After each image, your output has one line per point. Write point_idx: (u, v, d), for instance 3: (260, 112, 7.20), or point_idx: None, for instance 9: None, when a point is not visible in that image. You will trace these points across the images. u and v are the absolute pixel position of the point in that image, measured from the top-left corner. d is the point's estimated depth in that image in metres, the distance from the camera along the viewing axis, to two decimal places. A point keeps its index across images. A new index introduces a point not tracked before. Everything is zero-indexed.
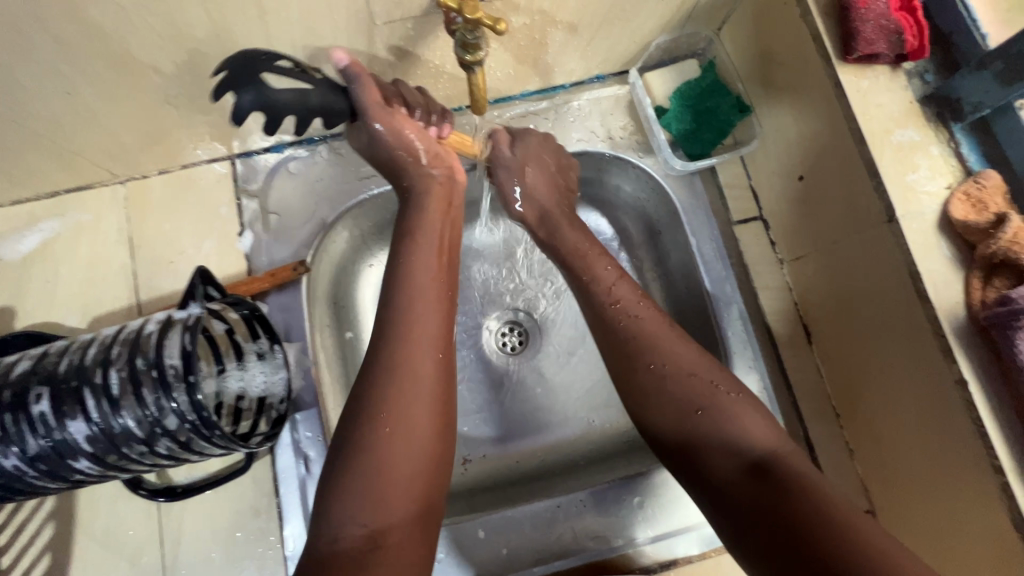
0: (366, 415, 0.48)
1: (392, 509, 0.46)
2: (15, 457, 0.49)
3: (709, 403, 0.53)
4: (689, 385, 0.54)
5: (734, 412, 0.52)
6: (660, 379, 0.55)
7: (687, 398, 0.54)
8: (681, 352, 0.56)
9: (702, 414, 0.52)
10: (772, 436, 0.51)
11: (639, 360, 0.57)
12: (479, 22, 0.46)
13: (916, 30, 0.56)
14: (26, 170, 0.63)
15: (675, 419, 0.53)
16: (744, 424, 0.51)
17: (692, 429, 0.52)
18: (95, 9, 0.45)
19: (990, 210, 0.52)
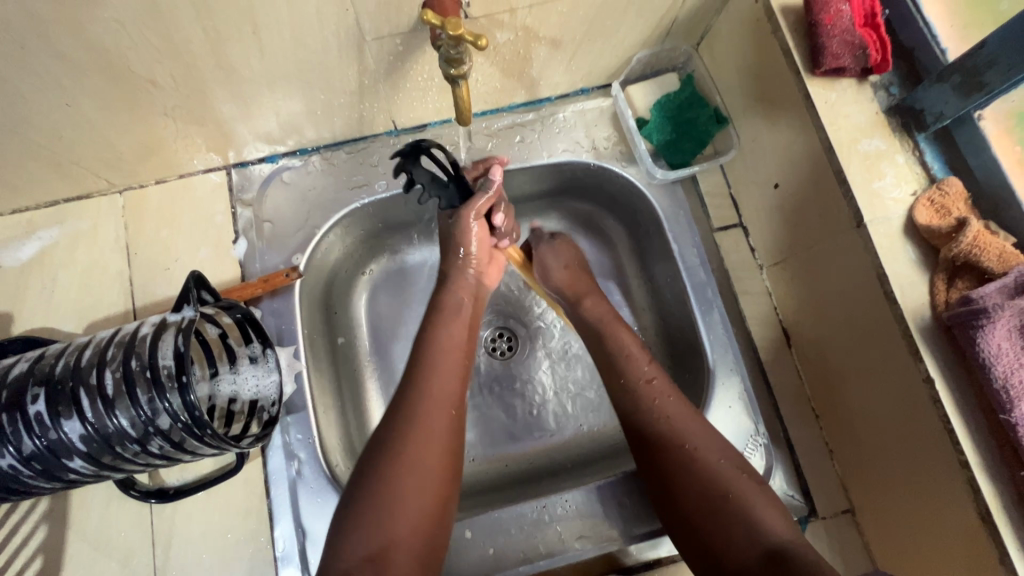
0: (379, 450, 0.52)
1: (397, 539, 0.49)
2: (10, 457, 0.50)
3: (736, 489, 0.54)
4: (718, 472, 0.55)
5: (758, 500, 0.53)
6: (685, 459, 0.57)
7: (713, 482, 0.55)
8: (709, 437, 0.58)
9: (730, 499, 0.53)
10: (787, 526, 0.51)
11: (666, 440, 0.58)
12: (461, 39, 0.48)
13: (879, 45, 0.59)
14: (26, 179, 0.65)
15: (695, 501, 0.55)
16: (766, 517, 0.52)
17: (716, 514, 0.53)
18: (95, 25, 0.47)
19: (953, 215, 0.55)
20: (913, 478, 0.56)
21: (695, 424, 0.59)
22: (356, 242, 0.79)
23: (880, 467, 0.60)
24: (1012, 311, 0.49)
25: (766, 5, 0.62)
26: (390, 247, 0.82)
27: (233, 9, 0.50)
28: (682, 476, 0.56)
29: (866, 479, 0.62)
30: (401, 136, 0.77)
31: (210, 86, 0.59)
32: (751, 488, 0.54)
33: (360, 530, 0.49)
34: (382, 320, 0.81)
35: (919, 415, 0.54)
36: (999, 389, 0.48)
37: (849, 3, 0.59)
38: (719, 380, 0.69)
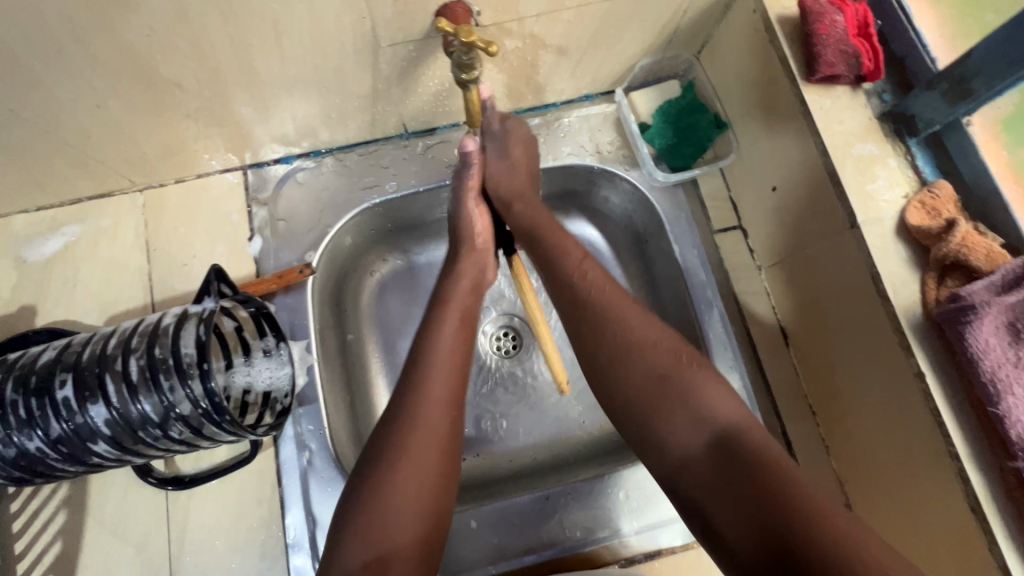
0: (381, 451, 0.52)
1: (398, 546, 0.48)
2: (39, 439, 0.52)
3: (673, 372, 0.53)
4: (657, 356, 0.54)
5: (698, 377, 0.53)
6: (626, 351, 0.55)
7: (652, 368, 0.54)
8: (648, 323, 0.57)
9: (669, 385, 0.52)
10: (737, 410, 0.51)
11: (605, 332, 0.57)
12: (472, 45, 0.51)
13: (872, 54, 0.61)
14: (52, 177, 0.67)
15: (637, 394, 0.53)
16: (708, 394, 0.52)
17: (659, 400, 0.52)
18: (129, 31, 0.50)
19: (942, 216, 0.57)
20: (904, 470, 0.58)
21: (643, 322, 0.57)
22: (365, 242, 0.81)
23: (874, 461, 0.62)
24: (998, 308, 0.51)
25: (764, 15, 0.65)
26: (399, 247, 0.84)
27: (259, 17, 0.53)
28: (624, 368, 0.55)
29: (862, 474, 0.64)
30: (411, 139, 0.79)
31: (232, 89, 0.62)
32: (691, 373, 0.53)
33: (360, 538, 0.48)
34: (390, 318, 0.83)
35: (911, 409, 0.55)
36: (988, 382, 0.50)
37: (843, 14, 0.62)
38: None
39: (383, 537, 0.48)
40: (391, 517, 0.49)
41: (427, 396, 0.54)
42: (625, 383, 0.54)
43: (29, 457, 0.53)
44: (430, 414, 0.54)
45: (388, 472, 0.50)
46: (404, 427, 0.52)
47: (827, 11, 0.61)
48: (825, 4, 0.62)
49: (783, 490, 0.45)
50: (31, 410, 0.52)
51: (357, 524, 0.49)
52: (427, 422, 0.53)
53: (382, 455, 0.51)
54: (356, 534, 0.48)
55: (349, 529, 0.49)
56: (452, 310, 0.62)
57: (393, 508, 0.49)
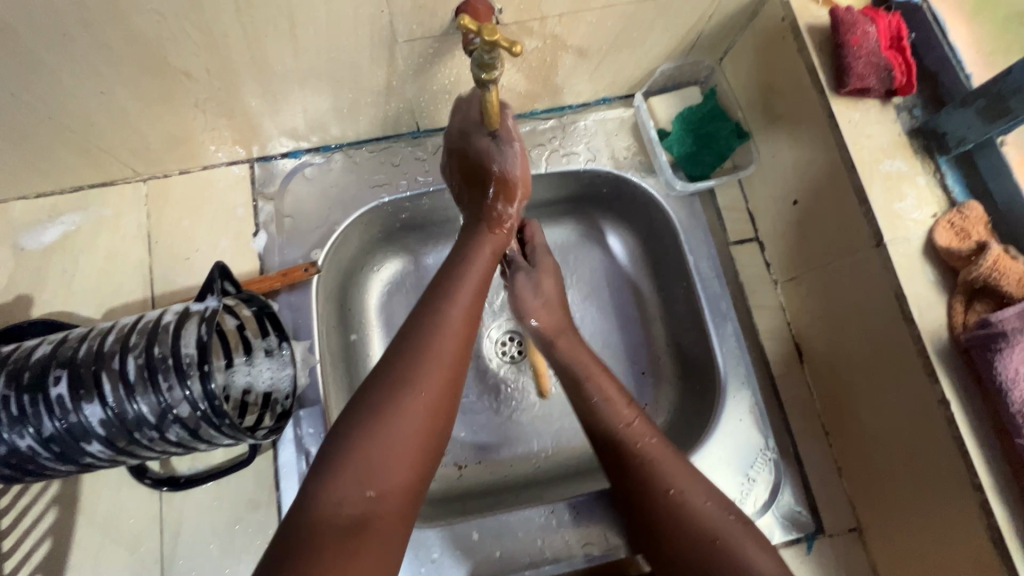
0: (389, 383, 0.49)
1: (392, 485, 0.46)
2: (30, 437, 0.51)
3: (722, 533, 0.52)
4: (704, 521, 0.53)
5: (744, 541, 0.51)
6: (674, 511, 0.54)
7: (697, 531, 0.52)
8: (695, 482, 0.55)
9: (717, 543, 0.51)
10: (776, 571, 0.50)
11: (654, 488, 0.56)
12: (495, 44, 0.48)
13: (904, 68, 0.60)
14: (53, 163, 0.65)
15: (676, 526, 0.53)
16: (755, 558, 0.50)
17: (707, 558, 0.51)
18: (139, 16, 0.48)
19: (972, 239, 0.55)
20: (924, 498, 0.56)
21: (690, 480, 0.55)
22: (372, 241, 0.79)
23: (890, 485, 0.60)
24: None
25: (793, 24, 0.63)
26: (406, 246, 0.82)
27: (274, 6, 0.51)
28: (667, 528, 0.54)
29: (878, 498, 0.62)
30: (423, 137, 0.78)
31: (243, 80, 0.60)
32: (734, 532, 0.52)
33: (359, 467, 0.45)
34: (395, 317, 0.80)
35: (930, 436, 0.54)
36: (1016, 414, 0.49)
37: (875, 25, 0.60)
38: (731, 396, 0.68)
39: (380, 472, 0.46)
40: (391, 451, 0.46)
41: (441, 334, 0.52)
42: (676, 547, 0.53)
43: (20, 455, 0.51)
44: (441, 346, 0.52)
45: (394, 403, 0.48)
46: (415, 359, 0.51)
47: (859, 22, 0.60)
48: (858, 14, 0.60)
49: None
50: (23, 407, 0.50)
51: (356, 452, 0.46)
52: (440, 357, 0.51)
53: (379, 394, 0.49)
54: (349, 463, 0.45)
55: (343, 455, 0.46)
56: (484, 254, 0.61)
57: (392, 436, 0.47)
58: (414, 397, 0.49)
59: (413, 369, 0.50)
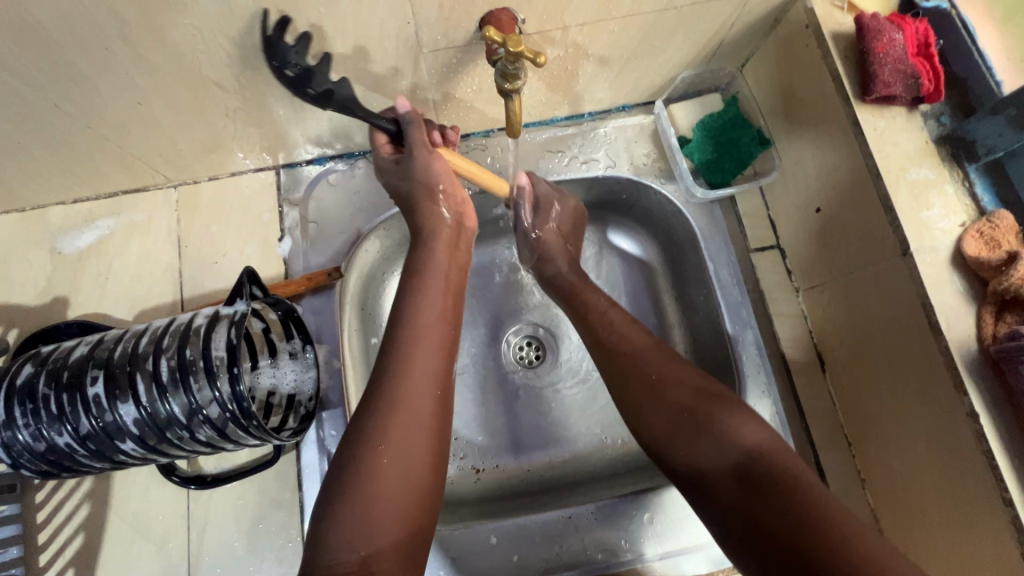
0: (366, 446, 0.50)
1: (384, 539, 0.47)
2: (68, 435, 0.53)
3: (697, 407, 0.55)
4: (677, 396, 0.56)
5: (721, 409, 0.54)
6: (653, 389, 0.58)
7: (676, 408, 0.56)
8: (670, 364, 0.59)
9: (692, 416, 0.54)
10: (763, 436, 0.52)
11: (634, 373, 0.59)
12: (520, 55, 0.49)
13: (932, 75, 0.59)
14: (89, 170, 0.68)
15: (654, 405, 0.57)
16: (735, 423, 0.52)
17: (687, 430, 0.54)
18: (175, 29, 0.50)
19: (1002, 247, 0.54)
20: (949, 510, 0.55)
21: (670, 366, 0.59)
22: (393, 245, 0.80)
23: (915, 499, 0.59)
24: None
25: (818, 31, 0.62)
26: None
27: (304, 18, 0.52)
28: (648, 409, 0.57)
29: (903, 511, 0.61)
30: None
31: (272, 90, 0.62)
32: (710, 406, 0.54)
33: (347, 528, 0.46)
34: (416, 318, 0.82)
35: (958, 449, 0.53)
36: None
37: (902, 32, 0.60)
38: (751, 404, 0.68)
39: (370, 532, 0.47)
40: (377, 511, 0.48)
41: (407, 386, 0.53)
42: (656, 430, 0.56)
43: (58, 452, 0.53)
44: (414, 399, 0.52)
45: (373, 462, 0.49)
46: (388, 417, 0.51)
47: (885, 29, 0.59)
48: (884, 21, 0.60)
49: (813, 520, 0.45)
50: (62, 405, 0.52)
51: (343, 515, 0.47)
52: (411, 407, 0.52)
53: (359, 452, 0.50)
54: (338, 524, 0.47)
55: (333, 520, 0.47)
56: (434, 278, 0.60)
57: (375, 496, 0.48)
58: (388, 454, 0.50)
59: (384, 426, 0.51)
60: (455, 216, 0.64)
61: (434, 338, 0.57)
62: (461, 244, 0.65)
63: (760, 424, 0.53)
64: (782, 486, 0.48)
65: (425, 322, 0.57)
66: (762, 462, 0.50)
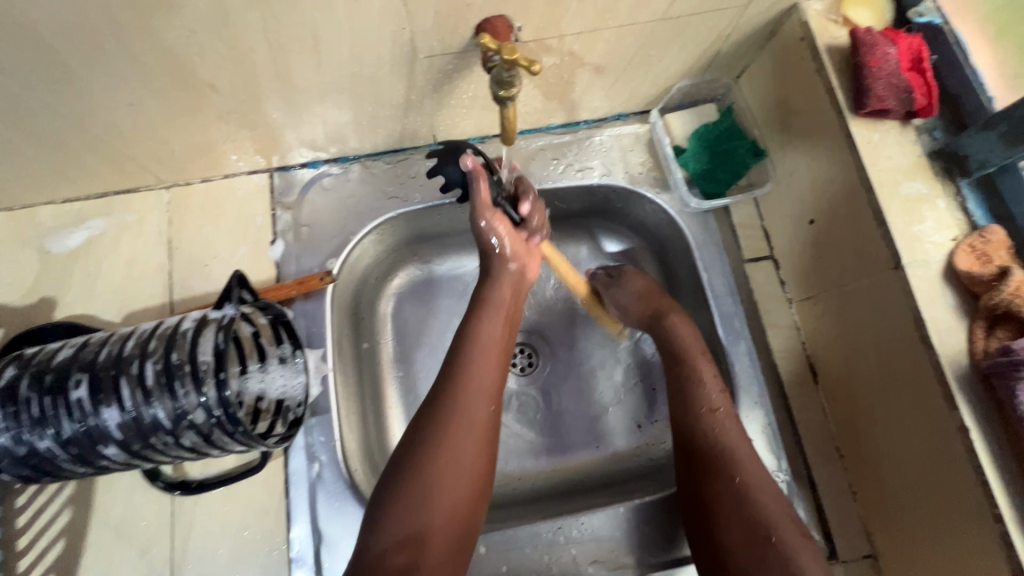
0: (422, 446, 0.54)
1: (432, 530, 0.52)
2: (49, 439, 0.52)
3: (778, 533, 0.55)
4: (763, 513, 0.56)
5: (800, 546, 0.54)
6: (739, 495, 0.58)
7: (756, 527, 0.56)
8: (758, 473, 0.59)
9: (775, 540, 0.54)
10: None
11: (723, 474, 0.59)
12: (515, 63, 0.50)
13: (924, 90, 0.60)
14: (80, 170, 0.67)
15: (738, 512, 0.57)
16: (804, 559, 0.53)
17: (760, 551, 0.54)
18: (170, 32, 0.50)
19: (994, 262, 0.54)
20: (938, 525, 0.55)
21: (757, 471, 0.59)
22: (387, 250, 0.80)
23: (905, 513, 0.59)
24: None
25: (812, 44, 0.63)
26: (421, 257, 0.83)
27: (299, 22, 0.52)
28: (729, 517, 0.57)
29: (892, 525, 0.61)
30: None
31: (266, 94, 0.61)
32: (795, 539, 0.55)
33: (395, 518, 0.52)
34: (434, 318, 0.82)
35: (949, 464, 0.53)
36: None
37: (896, 46, 0.60)
38: (742, 414, 0.68)
39: (419, 522, 0.52)
40: (428, 504, 0.53)
41: (465, 395, 0.57)
42: (727, 538, 0.56)
43: (39, 456, 0.52)
44: (469, 409, 0.56)
45: (427, 460, 0.54)
46: (445, 420, 0.55)
47: (879, 43, 0.60)
48: (878, 35, 0.60)
49: None
50: (44, 408, 0.51)
51: (395, 506, 0.52)
52: (466, 416, 0.56)
53: (415, 450, 0.54)
54: (391, 519, 0.52)
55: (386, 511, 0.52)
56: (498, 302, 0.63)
57: (428, 494, 0.53)
58: (444, 454, 0.54)
59: (437, 427, 0.55)
60: (519, 269, 0.65)
61: (489, 352, 0.60)
62: (520, 293, 0.65)
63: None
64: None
65: (488, 345, 0.61)
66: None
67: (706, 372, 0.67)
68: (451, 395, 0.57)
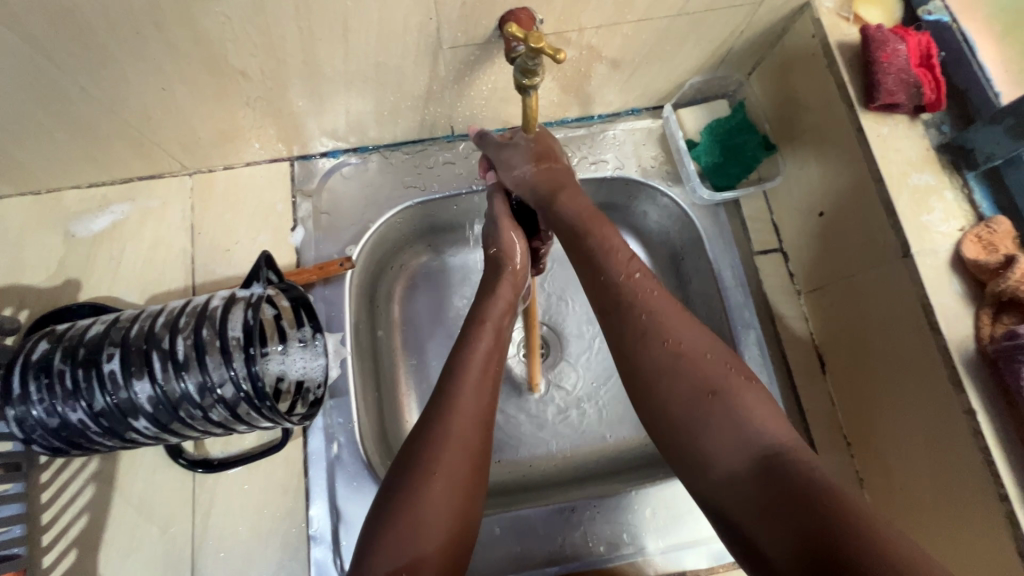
0: (416, 467, 0.50)
1: (423, 552, 0.46)
2: (82, 411, 0.53)
3: (720, 386, 0.48)
4: (706, 367, 0.49)
5: (746, 391, 0.48)
6: (674, 358, 0.50)
7: (701, 380, 0.49)
8: (694, 331, 0.52)
9: (715, 398, 0.48)
10: (780, 425, 0.47)
11: (654, 335, 0.52)
12: (541, 50, 0.50)
13: (933, 85, 0.62)
14: (107, 154, 0.69)
15: (675, 374, 0.50)
16: (754, 411, 0.47)
17: (699, 411, 0.48)
18: (206, 18, 0.51)
19: (1000, 252, 0.56)
20: (945, 508, 0.57)
21: (695, 333, 0.52)
22: (402, 240, 0.82)
23: (913, 497, 0.60)
24: None
25: (823, 41, 0.65)
26: (435, 247, 0.85)
27: (331, 11, 0.54)
28: (666, 380, 0.50)
29: (900, 510, 0.62)
30: (456, 141, 0.80)
31: (292, 81, 0.63)
32: (738, 387, 0.48)
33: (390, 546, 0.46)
34: (442, 306, 0.83)
35: (954, 444, 0.55)
36: None
37: (905, 43, 0.62)
38: None
39: (412, 544, 0.46)
40: (417, 528, 0.47)
41: (456, 413, 0.53)
42: (666, 402, 0.49)
43: (71, 428, 0.54)
44: (461, 429, 0.52)
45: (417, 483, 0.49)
46: (433, 440, 0.51)
47: (889, 40, 0.62)
48: (887, 33, 0.62)
49: (838, 517, 0.39)
50: (77, 381, 0.53)
51: (386, 538, 0.47)
52: (459, 436, 0.52)
53: (408, 475, 0.50)
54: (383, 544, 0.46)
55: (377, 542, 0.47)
56: (486, 329, 0.60)
57: (420, 519, 0.47)
58: (437, 477, 0.49)
59: (427, 451, 0.51)
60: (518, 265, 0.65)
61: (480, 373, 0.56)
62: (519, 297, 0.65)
63: (781, 419, 0.47)
64: (834, 522, 0.39)
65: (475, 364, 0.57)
66: (784, 459, 0.44)
67: (611, 237, 0.58)
68: (443, 411, 0.53)
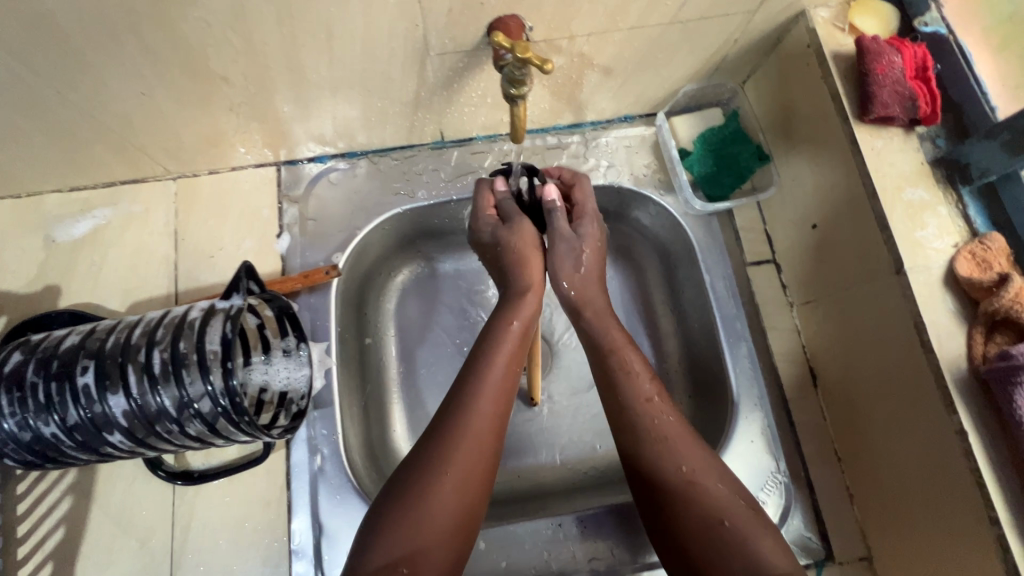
0: (423, 466, 0.51)
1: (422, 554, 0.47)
2: (54, 425, 0.52)
3: (731, 515, 0.49)
4: (715, 499, 0.50)
5: (754, 530, 0.48)
6: (685, 482, 0.52)
7: (709, 509, 0.50)
8: (705, 458, 0.53)
9: (727, 527, 0.48)
10: (792, 564, 0.46)
11: (668, 461, 0.53)
12: (528, 61, 0.49)
13: (928, 98, 0.61)
14: (88, 158, 0.67)
15: (687, 491, 0.51)
16: (766, 550, 0.47)
17: (713, 536, 0.48)
18: (185, 23, 0.50)
19: (993, 269, 0.55)
20: (936, 529, 0.56)
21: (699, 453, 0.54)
22: (391, 246, 0.80)
23: (904, 517, 0.60)
24: None
25: (819, 50, 0.63)
26: (424, 254, 0.83)
27: (314, 17, 0.52)
28: (675, 495, 0.51)
29: (891, 529, 0.61)
30: (447, 147, 0.79)
31: (277, 86, 0.62)
32: (751, 523, 0.49)
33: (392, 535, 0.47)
34: (431, 313, 0.82)
35: (944, 463, 0.54)
36: None
37: (901, 55, 0.61)
38: (742, 417, 0.68)
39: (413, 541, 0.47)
40: (422, 527, 0.48)
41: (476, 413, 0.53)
42: (677, 515, 0.51)
43: (44, 442, 0.53)
44: (475, 438, 0.52)
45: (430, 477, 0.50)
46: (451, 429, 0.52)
47: (884, 52, 0.61)
48: (883, 44, 0.61)
49: None
50: (50, 395, 0.52)
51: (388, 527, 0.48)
52: (472, 436, 0.52)
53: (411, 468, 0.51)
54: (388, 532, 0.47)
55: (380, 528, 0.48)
56: (512, 333, 0.59)
57: (426, 518, 0.48)
58: (448, 482, 0.50)
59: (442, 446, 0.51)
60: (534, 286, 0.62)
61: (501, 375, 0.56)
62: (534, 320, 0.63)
63: (793, 560, 0.47)
64: None
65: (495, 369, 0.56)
66: None
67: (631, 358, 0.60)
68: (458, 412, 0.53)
